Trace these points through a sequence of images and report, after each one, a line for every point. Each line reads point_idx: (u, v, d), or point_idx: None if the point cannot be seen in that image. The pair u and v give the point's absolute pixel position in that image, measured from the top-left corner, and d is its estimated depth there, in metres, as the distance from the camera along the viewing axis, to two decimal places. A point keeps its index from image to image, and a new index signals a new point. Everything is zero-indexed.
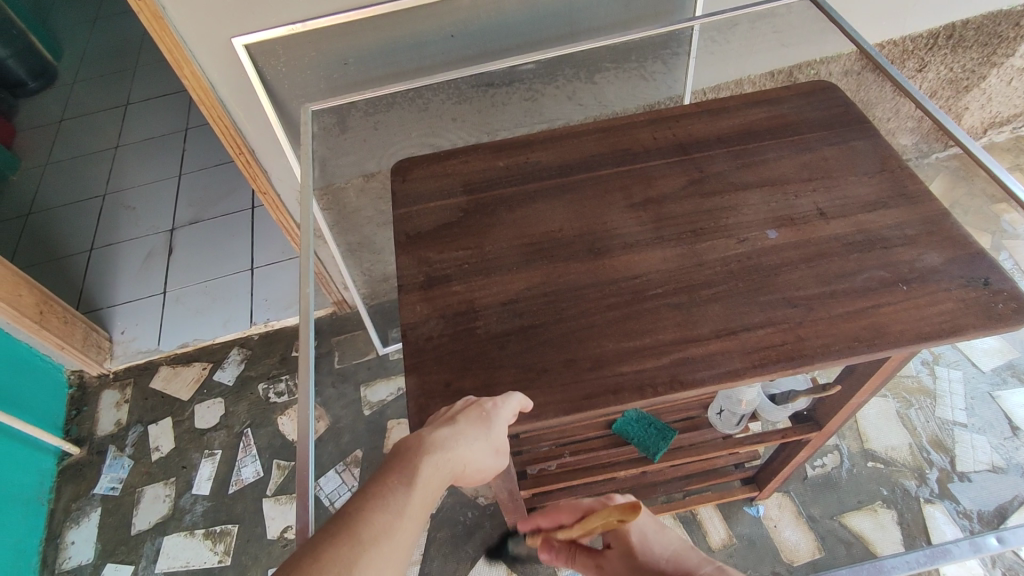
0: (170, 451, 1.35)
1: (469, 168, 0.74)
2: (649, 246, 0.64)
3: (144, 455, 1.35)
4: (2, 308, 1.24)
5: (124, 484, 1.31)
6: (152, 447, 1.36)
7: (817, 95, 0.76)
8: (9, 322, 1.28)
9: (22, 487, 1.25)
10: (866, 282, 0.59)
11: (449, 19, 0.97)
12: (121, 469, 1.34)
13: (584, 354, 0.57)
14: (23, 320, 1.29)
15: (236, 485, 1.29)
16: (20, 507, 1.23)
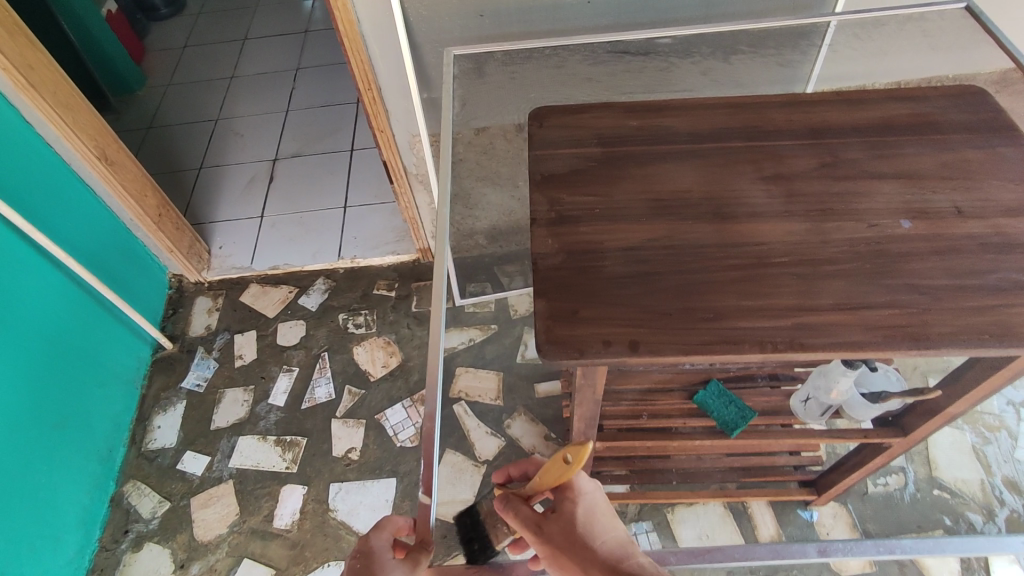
0: (252, 361, 1.44)
1: (603, 124, 0.77)
2: (777, 218, 0.65)
3: (228, 360, 1.45)
4: (130, 204, 1.35)
5: (208, 383, 1.42)
6: (237, 354, 1.46)
7: (966, 99, 0.75)
8: (133, 219, 1.39)
9: (122, 368, 1.37)
10: (999, 282, 0.59)
11: None
12: (206, 370, 1.44)
13: (706, 306, 0.60)
14: (145, 219, 1.40)
15: (308, 402, 1.37)
16: (118, 386, 1.35)
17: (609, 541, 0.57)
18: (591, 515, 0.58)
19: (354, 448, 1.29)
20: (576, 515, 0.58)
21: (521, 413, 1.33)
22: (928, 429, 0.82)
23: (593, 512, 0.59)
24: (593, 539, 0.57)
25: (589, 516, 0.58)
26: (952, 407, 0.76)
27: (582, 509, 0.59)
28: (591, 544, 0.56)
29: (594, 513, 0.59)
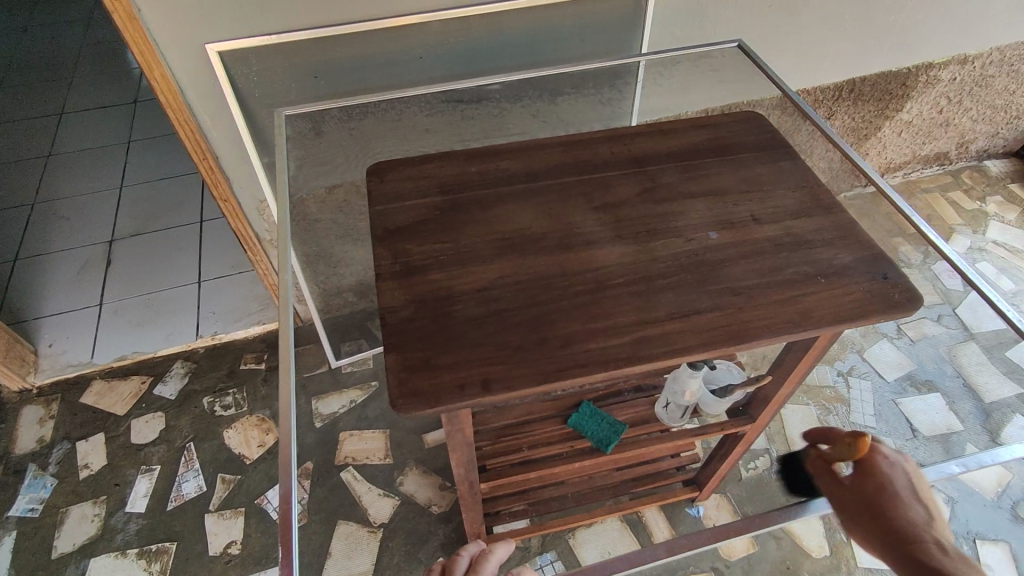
0: (101, 468, 1.28)
1: (444, 172, 0.79)
2: (609, 243, 0.71)
3: (70, 473, 1.27)
4: None
5: (45, 504, 1.23)
6: (81, 464, 1.28)
7: (750, 122, 0.88)
8: None
9: None
10: (794, 275, 0.68)
11: (420, 42, 1.05)
12: (42, 489, 1.25)
13: (556, 334, 0.62)
14: None
15: (174, 501, 1.23)
16: None
17: (917, 513, 0.61)
18: (911, 484, 0.62)
19: (234, 542, 1.18)
20: (878, 489, 0.63)
21: (413, 469, 1.30)
22: (772, 411, 0.91)
23: (899, 483, 0.63)
24: (911, 503, 0.62)
25: (893, 488, 0.62)
26: (787, 387, 0.85)
27: (901, 479, 0.63)
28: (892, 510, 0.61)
29: (903, 482, 0.63)
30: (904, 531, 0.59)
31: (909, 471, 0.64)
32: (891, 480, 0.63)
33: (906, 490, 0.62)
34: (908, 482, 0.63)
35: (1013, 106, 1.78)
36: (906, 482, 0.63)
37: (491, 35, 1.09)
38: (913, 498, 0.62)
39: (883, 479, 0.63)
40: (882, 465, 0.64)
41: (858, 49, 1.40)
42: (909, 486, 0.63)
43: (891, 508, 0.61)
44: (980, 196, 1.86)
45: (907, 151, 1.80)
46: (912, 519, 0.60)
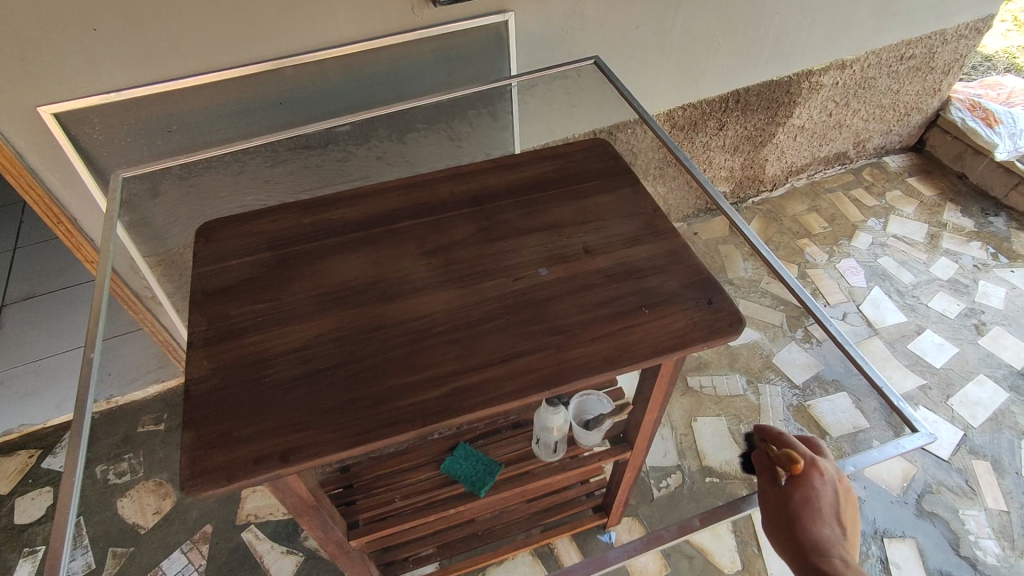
0: None
1: (274, 227, 0.77)
2: (435, 289, 0.69)
3: None
4: None
5: None
6: None
7: (595, 150, 0.87)
8: None
9: None
10: (618, 308, 0.67)
11: (276, 87, 1.03)
12: None
13: (367, 393, 0.60)
14: None
15: None
16: None
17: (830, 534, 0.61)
18: (837, 506, 0.62)
19: None
20: (813, 500, 0.63)
21: None
22: (647, 435, 0.90)
23: (831, 505, 0.62)
24: (829, 523, 0.62)
25: (825, 508, 0.62)
26: (652, 413, 0.84)
27: (824, 496, 0.63)
28: (809, 527, 0.61)
29: (837, 506, 0.62)
30: (807, 546, 0.60)
31: (840, 485, 0.64)
32: (826, 499, 0.62)
33: (834, 503, 0.63)
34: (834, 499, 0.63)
35: (900, 104, 1.85)
36: (835, 499, 0.63)
37: (350, 77, 1.07)
38: (836, 519, 0.61)
39: (805, 500, 0.63)
40: (816, 482, 0.63)
41: (734, 62, 1.44)
42: (835, 505, 0.63)
43: (811, 523, 0.61)
44: (880, 192, 1.91)
45: (806, 154, 1.85)
46: (821, 535, 0.61)
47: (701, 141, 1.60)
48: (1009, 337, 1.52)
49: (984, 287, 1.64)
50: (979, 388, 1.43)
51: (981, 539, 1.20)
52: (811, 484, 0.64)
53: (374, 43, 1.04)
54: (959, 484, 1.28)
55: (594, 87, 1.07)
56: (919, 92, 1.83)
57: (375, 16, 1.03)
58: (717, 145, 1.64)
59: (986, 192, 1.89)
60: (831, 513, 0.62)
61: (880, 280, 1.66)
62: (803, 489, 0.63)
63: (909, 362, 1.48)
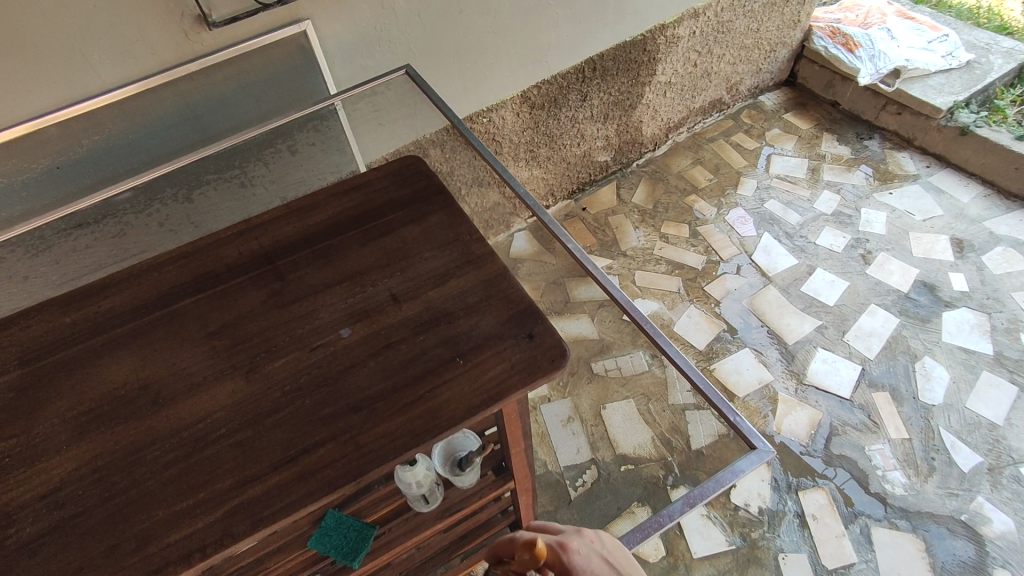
0: None
1: (25, 335, 0.64)
2: (216, 381, 0.59)
3: None
4: None
5: None
6: None
7: (403, 172, 0.79)
8: None
9: None
10: (426, 364, 0.59)
11: (45, 152, 0.88)
12: None
13: (129, 534, 0.50)
14: None
15: None
16: None
17: None
18: (608, 571, 0.51)
19: None
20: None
21: None
22: (524, 463, 0.84)
23: (599, 574, 0.51)
24: None
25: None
26: (515, 445, 0.77)
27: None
28: None
29: (598, 570, 0.51)
30: None
31: (599, 548, 0.53)
32: (592, 573, 0.51)
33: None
34: (599, 564, 0.52)
35: (763, 41, 1.82)
36: (600, 567, 0.52)
37: (136, 124, 0.94)
38: None
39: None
40: (572, 566, 0.51)
41: (579, 29, 1.35)
42: (605, 570, 0.52)
43: None
44: (760, 133, 1.89)
45: (681, 108, 1.79)
46: None
47: (567, 116, 1.51)
48: (894, 261, 1.55)
49: (866, 215, 1.66)
50: (871, 318, 1.44)
51: (888, 472, 1.22)
52: None
53: (150, 82, 0.91)
54: (862, 421, 1.29)
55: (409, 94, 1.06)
56: (779, 27, 1.81)
57: (143, 50, 0.89)
58: (585, 116, 1.55)
59: (857, 117, 1.91)
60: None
61: (769, 226, 1.63)
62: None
63: (804, 305, 1.47)
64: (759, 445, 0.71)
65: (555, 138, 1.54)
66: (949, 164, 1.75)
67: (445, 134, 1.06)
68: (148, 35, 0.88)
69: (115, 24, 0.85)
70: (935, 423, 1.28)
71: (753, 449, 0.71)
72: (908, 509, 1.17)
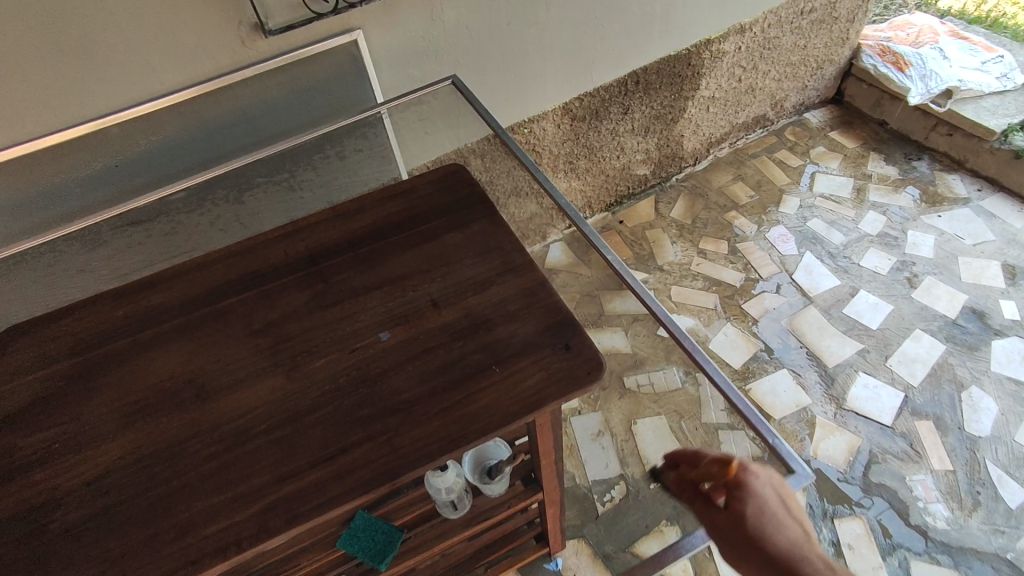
0: None
1: (82, 325, 0.68)
2: (257, 378, 0.61)
3: None
4: None
5: None
6: None
7: (445, 179, 0.80)
8: None
9: None
10: (463, 370, 0.60)
11: (111, 149, 0.93)
12: None
13: (168, 524, 0.51)
14: None
15: None
16: None
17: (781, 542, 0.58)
18: (781, 501, 0.61)
19: None
20: (748, 511, 0.59)
21: None
22: (553, 475, 0.83)
23: (768, 498, 0.61)
24: (787, 521, 0.60)
25: (771, 513, 0.60)
26: (544, 455, 0.77)
27: (798, 534, 0.59)
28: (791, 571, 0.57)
29: (773, 494, 0.61)
30: (783, 561, 0.57)
31: (776, 481, 0.62)
32: (765, 494, 0.60)
33: (776, 506, 0.60)
34: (778, 494, 0.61)
35: (810, 58, 1.79)
36: (775, 494, 0.61)
37: (193, 127, 0.98)
38: (787, 517, 0.60)
39: (754, 518, 0.59)
40: (754, 484, 0.61)
41: (622, 43, 1.35)
42: (779, 500, 0.61)
43: (773, 530, 0.59)
44: (804, 150, 1.85)
45: (723, 124, 1.77)
46: (787, 541, 0.58)
47: (607, 128, 1.51)
48: (942, 286, 1.49)
49: (914, 237, 1.60)
50: (916, 344, 1.39)
51: (930, 504, 1.17)
52: (769, 535, 0.58)
53: (209, 87, 0.95)
54: (904, 450, 1.24)
55: (452, 104, 1.07)
56: (826, 44, 1.78)
57: (205, 57, 0.93)
58: (625, 129, 1.54)
59: (907, 136, 1.86)
60: (822, 566, 0.57)
61: (810, 245, 1.60)
62: (741, 500, 0.60)
63: (846, 327, 1.43)
64: (798, 468, 0.71)
65: (595, 151, 1.54)
66: (1004, 188, 1.68)
67: (486, 143, 1.07)
68: (210, 42, 0.92)
69: (177, 30, 0.89)
70: (983, 457, 1.22)
71: (791, 473, 0.70)
72: (951, 545, 1.12)
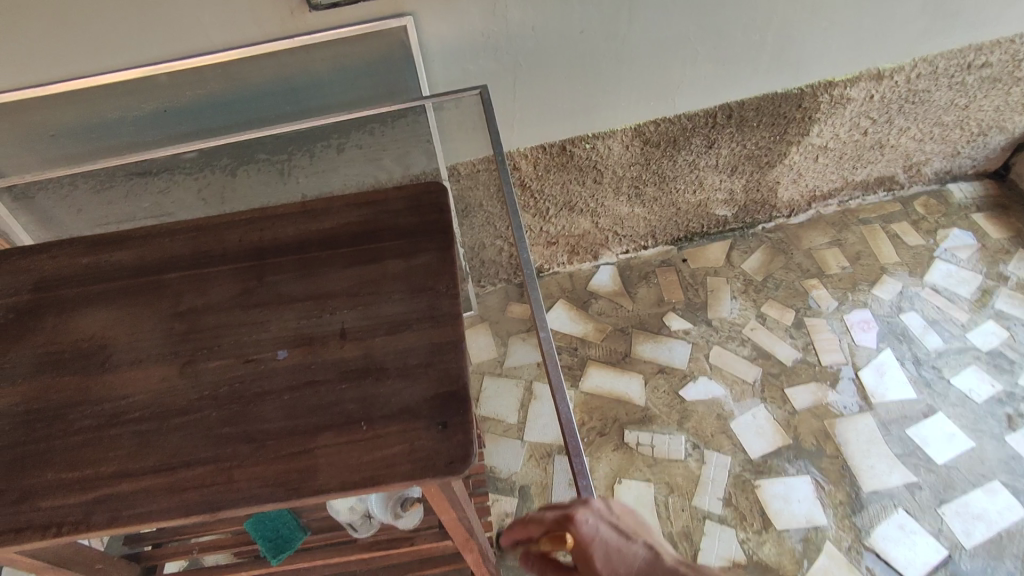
0: None
1: (50, 264, 0.72)
2: (154, 363, 0.62)
3: None
4: None
5: None
6: None
7: (421, 199, 0.74)
8: None
9: None
10: (332, 417, 0.56)
11: (155, 96, 0.95)
12: None
13: (17, 486, 0.55)
14: None
15: None
16: None
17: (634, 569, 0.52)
18: (615, 527, 0.54)
19: None
20: (587, 561, 0.52)
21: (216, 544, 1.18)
22: (460, 529, 0.78)
23: (601, 532, 0.53)
24: (628, 546, 0.53)
25: (614, 548, 0.53)
26: (443, 516, 0.72)
27: (644, 550, 0.53)
28: None
29: (607, 524, 0.54)
30: None
31: (605, 510, 0.55)
32: (594, 531, 0.53)
33: (615, 538, 0.53)
34: (609, 522, 0.54)
35: (970, 122, 1.48)
36: (607, 525, 0.54)
37: (235, 87, 0.98)
38: (626, 542, 0.53)
39: (603, 561, 0.52)
40: (580, 527, 0.53)
41: (718, 71, 1.19)
42: (614, 527, 0.54)
43: (620, 566, 0.52)
44: (932, 228, 1.56)
45: (835, 177, 1.53)
46: (637, 570, 0.51)
47: (685, 159, 1.36)
48: None
49: None
50: (985, 497, 1.16)
51: None
52: (619, 574, 0.51)
53: (253, 51, 0.93)
54: None
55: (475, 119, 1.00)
56: (997, 109, 1.46)
57: (253, 20, 0.91)
58: (707, 164, 1.39)
59: None
60: None
61: (895, 342, 1.36)
62: (578, 557, 0.53)
63: (902, 451, 1.21)
64: None
65: (666, 180, 1.40)
66: None
67: None
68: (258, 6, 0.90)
69: None
70: None
71: None
72: None
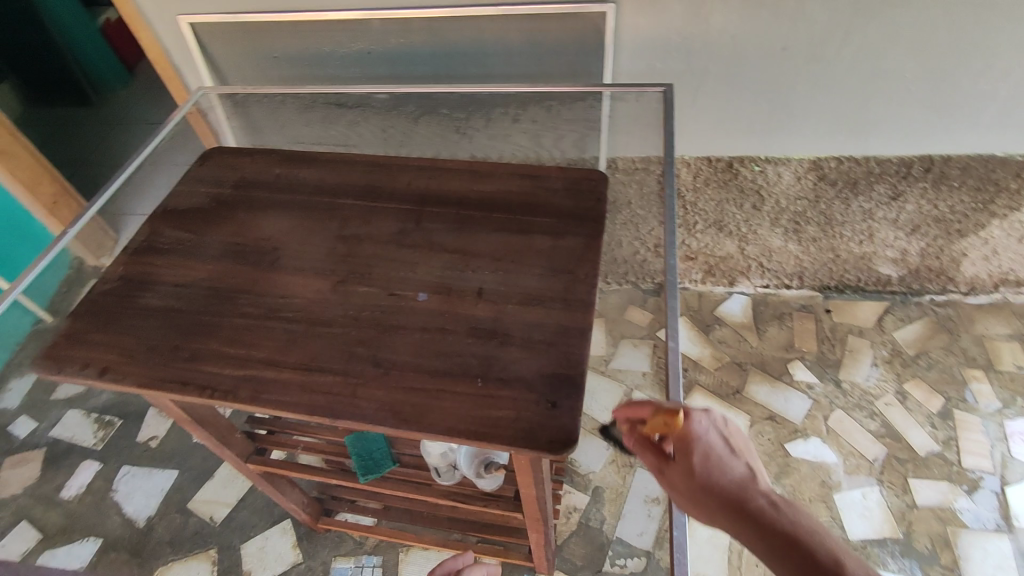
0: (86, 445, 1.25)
1: (252, 167, 0.83)
2: (314, 274, 0.69)
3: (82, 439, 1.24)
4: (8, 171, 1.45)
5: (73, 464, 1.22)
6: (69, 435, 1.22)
7: (580, 184, 0.75)
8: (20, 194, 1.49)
9: None
10: (452, 366, 0.60)
11: (364, 38, 1.05)
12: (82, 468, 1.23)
13: (189, 346, 0.64)
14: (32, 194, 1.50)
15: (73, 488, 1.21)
16: None
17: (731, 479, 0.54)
18: (727, 441, 0.56)
19: (155, 437, 1.29)
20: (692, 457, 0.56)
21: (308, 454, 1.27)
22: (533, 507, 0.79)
23: (712, 441, 0.56)
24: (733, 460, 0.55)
25: (716, 455, 0.55)
26: (524, 489, 0.73)
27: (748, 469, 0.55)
28: (741, 510, 0.52)
29: (720, 436, 0.57)
30: (730, 496, 0.53)
31: (724, 425, 0.58)
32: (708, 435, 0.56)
33: (722, 449, 0.56)
34: (723, 435, 0.57)
35: None
36: (720, 437, 0.57)
37: (434, 43, 1.05)
38: (734, 457, 0.55)
39: (703, 460, 0.55)
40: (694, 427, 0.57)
41: (928, 119, 1.09)
42: (726, 441, 0.57)
43: (720, 472, 0.54)
44: None
45: None
46: (736, 481, 0.54)
47: (860, 205, 1.25)
48: None
49: None
50: None
51: None
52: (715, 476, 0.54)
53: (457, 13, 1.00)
54: None
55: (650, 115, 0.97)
56: None
57: None
58: (886, 216, 1.26)
59: None
60: (766, 501, 0.52)
61: None
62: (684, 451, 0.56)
63: None
64: None
65: (833, 224, 1.29)
66: None
67: None
68: None
69: None
70: None
71: None
72: None
